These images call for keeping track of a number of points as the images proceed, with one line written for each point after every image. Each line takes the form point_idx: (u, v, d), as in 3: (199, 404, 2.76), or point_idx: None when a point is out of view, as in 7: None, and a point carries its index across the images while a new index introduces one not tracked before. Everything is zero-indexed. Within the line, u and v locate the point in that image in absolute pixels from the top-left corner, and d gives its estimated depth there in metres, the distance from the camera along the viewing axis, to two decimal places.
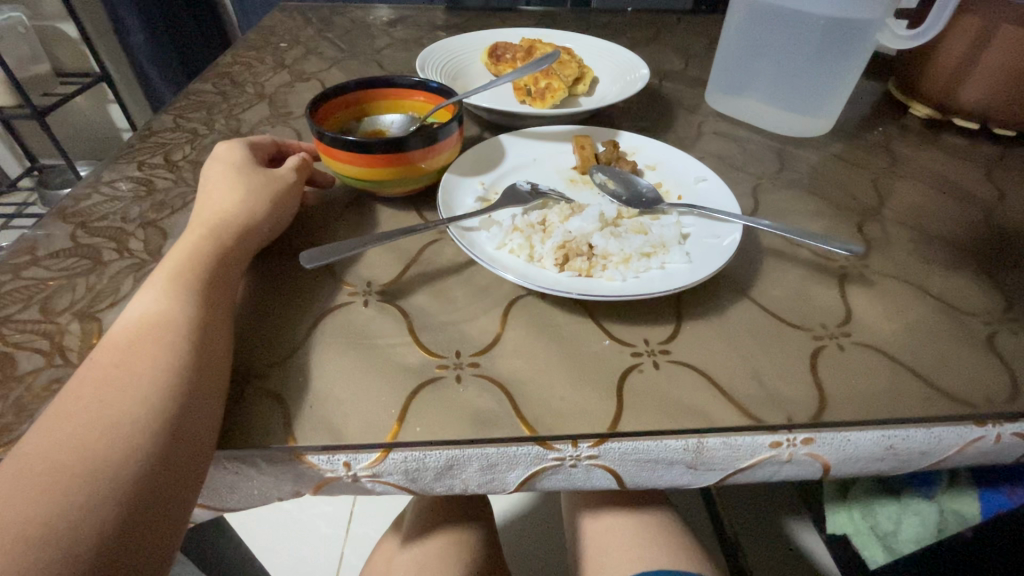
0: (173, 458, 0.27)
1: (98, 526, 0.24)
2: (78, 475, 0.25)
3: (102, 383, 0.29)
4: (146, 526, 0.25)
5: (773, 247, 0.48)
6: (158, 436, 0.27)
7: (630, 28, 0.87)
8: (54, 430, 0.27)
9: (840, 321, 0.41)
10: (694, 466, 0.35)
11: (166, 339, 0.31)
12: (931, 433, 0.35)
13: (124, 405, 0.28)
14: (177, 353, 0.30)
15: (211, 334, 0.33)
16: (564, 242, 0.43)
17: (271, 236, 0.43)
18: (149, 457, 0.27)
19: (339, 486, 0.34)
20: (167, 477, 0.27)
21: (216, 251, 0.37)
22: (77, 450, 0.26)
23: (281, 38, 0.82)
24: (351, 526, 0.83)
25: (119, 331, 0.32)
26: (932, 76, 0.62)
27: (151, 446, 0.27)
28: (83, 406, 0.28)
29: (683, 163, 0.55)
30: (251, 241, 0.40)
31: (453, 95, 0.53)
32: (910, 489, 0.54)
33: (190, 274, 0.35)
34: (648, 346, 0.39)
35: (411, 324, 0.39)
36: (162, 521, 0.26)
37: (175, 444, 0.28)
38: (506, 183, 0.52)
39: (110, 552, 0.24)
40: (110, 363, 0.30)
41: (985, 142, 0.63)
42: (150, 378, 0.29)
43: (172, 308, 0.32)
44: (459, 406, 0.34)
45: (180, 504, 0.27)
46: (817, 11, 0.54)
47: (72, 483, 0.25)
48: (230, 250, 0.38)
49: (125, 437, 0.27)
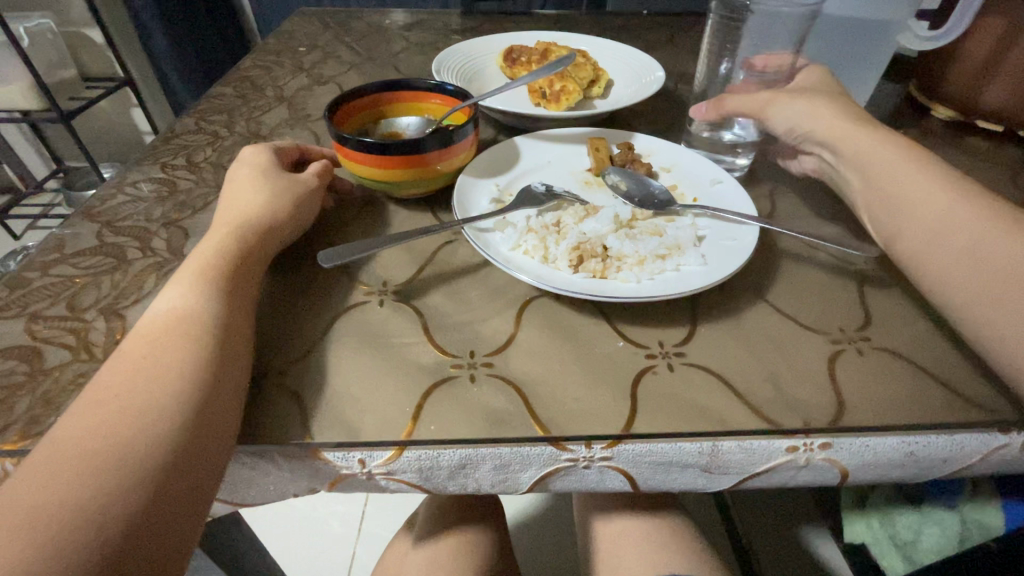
0: (199, 448, 0.28)
1: (127, 511, 0.25)
2: (107, 461, 0.26)
3: (132, 374, 0.30)
4: (170, 513, 0.26)
5: (791, 250, 0.47)
6: (185, 427, 0.28)
7: (646, 31, 0.87)
8: (86, 420, 0.28)
9: (860, 325, 0.40)
10: (709, 469, 0.35)
11: (192, 334, 0.32)
12: (953, 439, 0.34)
13: (151, 396, 0.28)
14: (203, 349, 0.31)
15: (235, 330, 0.34)
16: (579, 243, 0.43)
17: (292, 237, 0.43)
18: (176, 447, 0.27)
19: (354, 483, 0.35)
20: (190, 464, 0.27)
21: (238, 249, 0.38)
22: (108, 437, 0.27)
23: (300, 42, 0.84)
24: (364, 526, 0.84)
25: (147, 325, 0.33)
26: (956, 77, 0.61)
27: (176, 436, 0.28)
28: (114, 396, 0.29)
29: (699, 165, 0.54)
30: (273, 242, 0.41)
31: (469, 98, 0.53)
32: (929, 498, 0.54)
33: (215, 270, 0.36)
34: (663, 348, 0.38)
35: (426, 324, 0.40)
36: (186, 510, 0.27)
37: (200, 434, 0.28)
38: (521, 184, 0.52)
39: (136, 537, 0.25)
40: (139, 356, 0.31)
41: (1010, 144, 0.62)
42: (176, 371, 0.30)
43: (198, 302, 0.33)
44: (473, 406, 0.34)
45: (204, 494, 0.28)
46: (785, 3, 0.53)
47: (102, 470, 0.25)
48: (252, 248, 0.39)
49: (153, 425, 0.27)
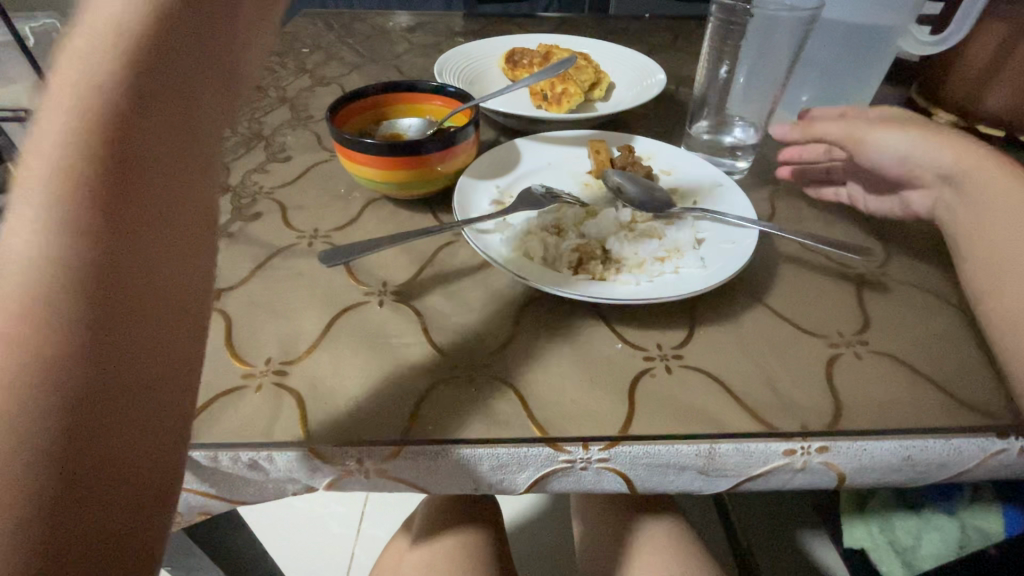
0: (159, 384, 0.21)
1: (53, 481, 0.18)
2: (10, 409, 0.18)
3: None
4: (124, 480, 0.19)
5: (790, 253, 0.47)
6: (122, 341, 0.20)
7: (648, 34, 0.87)
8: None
9: (858, 329, 0.40)
10: (706, 472, 0.35)
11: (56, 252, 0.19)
12: (950, 444, 0.34)
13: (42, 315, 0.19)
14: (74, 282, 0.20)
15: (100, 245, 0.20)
16: (578, 245, 0.43)
17: (236, 63, 0.26)
18: (115, 380, 0.20)
19: (352, 483, 0.35)
20: (104, 427, 0.19)
21: (89, 75, 0.21)
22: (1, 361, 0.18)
23: (304, 43, 0.84)
24: (362, 526, 0.84)
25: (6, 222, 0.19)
26: (956, 82, 0.61)
27: (90, 383, 0.19)
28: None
29: (699, 168, 0.54)
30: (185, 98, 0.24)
31: (470, 100, 0.54)
32: (929, 504, 0.54)
33: (94, 110, 0.21)
34: (661, 351, 0.38)
35: (426, 325, 0.40)
36: (141, 473, 0.20)
37: (131, 380, 0.20)
38: (521, 186, 0.52)
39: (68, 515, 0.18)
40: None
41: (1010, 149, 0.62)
42: (60, 280, 0.19)
43: (65, 169, 0.20)
44: (470, 407, 0.34)
45: (176, 452, 0.21)
46: (782, 8, 0.54)
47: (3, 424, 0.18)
48: (159, 23, 0.22)
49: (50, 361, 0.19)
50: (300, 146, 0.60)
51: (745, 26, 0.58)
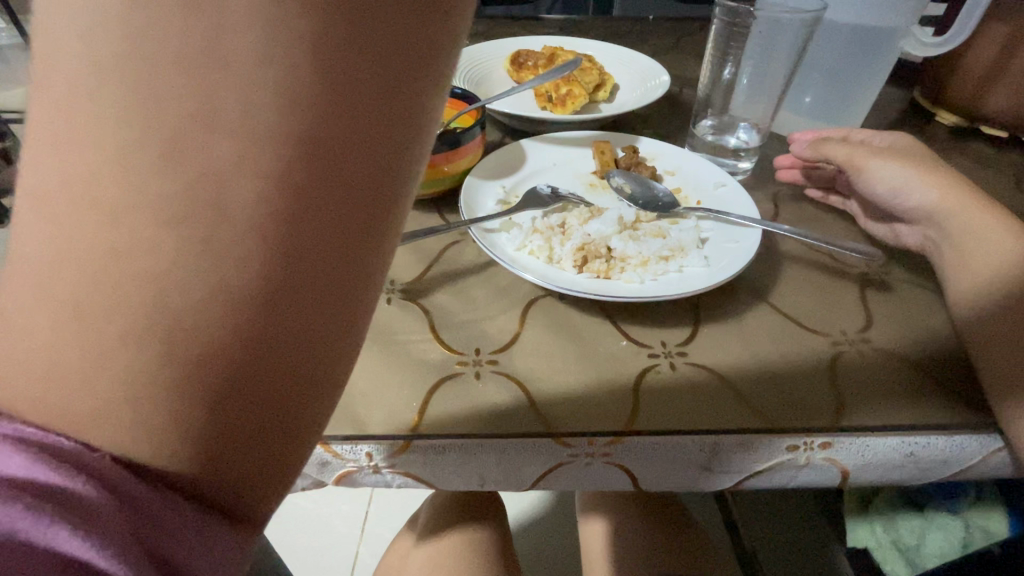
0: (315, 235, 0.15)
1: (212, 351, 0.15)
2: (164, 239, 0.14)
3: (72, 105, 0.13)
4: (284, 355, 0.16)
5: (794, 253, 0.48)
6: (273, 203, 0.14)
7: (651, 36, 0.88)
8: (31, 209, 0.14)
9: (861, 327, 0.41)
10: (711, 468, 0.35)
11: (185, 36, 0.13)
12: (953, 441, 0.34)
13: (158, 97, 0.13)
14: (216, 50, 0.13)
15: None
16: (583, 244, 0.44)
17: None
18: (256, 226, 0.14)
19: (360, 478, 0.36)
20: (259, 348, 0.15)
21: None
22: (118, 171, 0.13)
23: None
24: (367, 526, 0.84)
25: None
26: (959, 83, 0.62)
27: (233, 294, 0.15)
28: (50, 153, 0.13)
29: (702, 168, 0.55)
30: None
31: (476, 100, 0.55)
32: (935, 504, 0.54)
33: None
34: (665, 348, 0.39)
35: (433, 322, 0.40)
36: (301, 346, 0.16)
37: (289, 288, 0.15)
38: (527, 186, 0.53)
39: (229, 386, 0.15)
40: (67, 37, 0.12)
41: (1013, 149, 0.62)
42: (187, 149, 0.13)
43: None
44: (478, 402, 0.35)
45: (337, 317, 0.16)
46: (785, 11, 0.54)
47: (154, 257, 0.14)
48: None
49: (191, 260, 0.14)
50: None
51: (749, 27, 0.58)
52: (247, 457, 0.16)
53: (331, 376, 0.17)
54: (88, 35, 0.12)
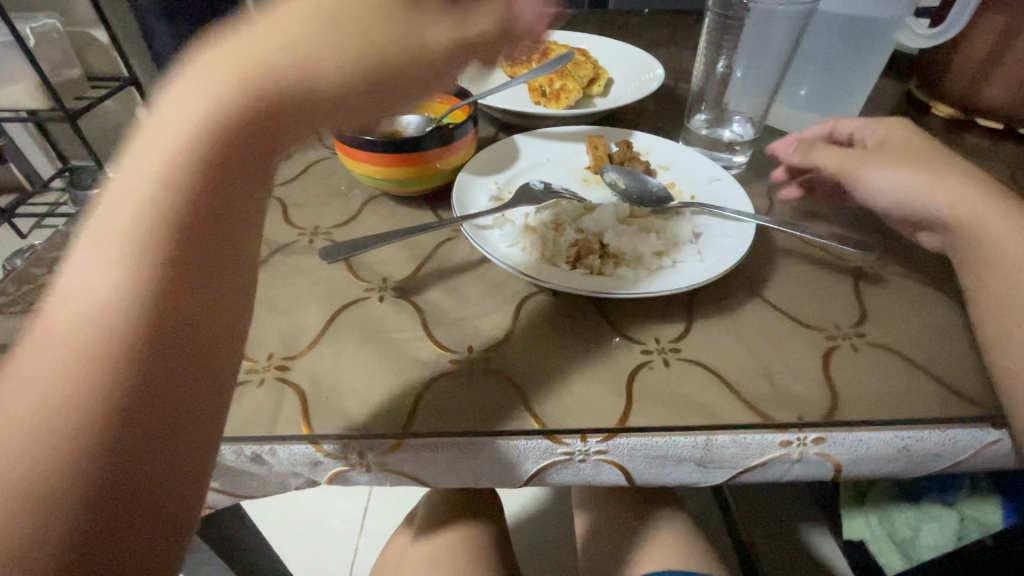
0: (155, 427, 0.23)
1: (120, 403, 0.22)
2: (129, 322, 0.23)
3: (75, 350, 0.23)
4: (157, 400, 0.23)
5: (788, 247, 0.48)
6: (139, 416, 0.22)
7: (646, 29, 0.87)
8: (43, 325, 0.23)
9: (855, 322, 0.41)
10: (704, 464, 0.35)
11: (165, 207, 0.24)
12: (946, 435, 0.34)
13: (140, 239, 0.23)
14: (185, 212, 0.24)
15: (228, 169, 0.25)
16: (576, 240, 0.44)
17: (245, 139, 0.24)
18: (151, 430, 0.22)
19: (353, 476, 0.35)
20: (113, 519, 0.21)
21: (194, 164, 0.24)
22: (72, 408, 0.22)
23: None
24: (366, 522, 0.85)
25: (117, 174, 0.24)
26: (955, 75, 0.62)
27: (76, 480, 0.21)
28: (70, 289, 0.23)
29: (697, 162, 0.54)
30: (318, 28, 0.24)
31: (468, 95, 0.54)
32: (929, 496, 0.54)
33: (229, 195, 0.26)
34: (659, 344, 0.39)
35: (425, 320, 0.40)
36: (153, 509, 0.22)
37: (175, 449, 0.23)
38: (520, 182, 0.52)
39: (132, 429, 0.22)
40: (110, 216, 0.23)
41: (1009, 141, 0.62)
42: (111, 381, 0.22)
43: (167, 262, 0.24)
44: (470, 400, 0.35)
45: (169, 496, 0.23)
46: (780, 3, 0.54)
47: (102, 336, 0.22)
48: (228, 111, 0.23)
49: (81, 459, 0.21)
50: None
51: (744, 20, 0.57)
52: (146, 489, 0.22)
53: (185, 520, 0.23)
54: (89, 297, 0.23)
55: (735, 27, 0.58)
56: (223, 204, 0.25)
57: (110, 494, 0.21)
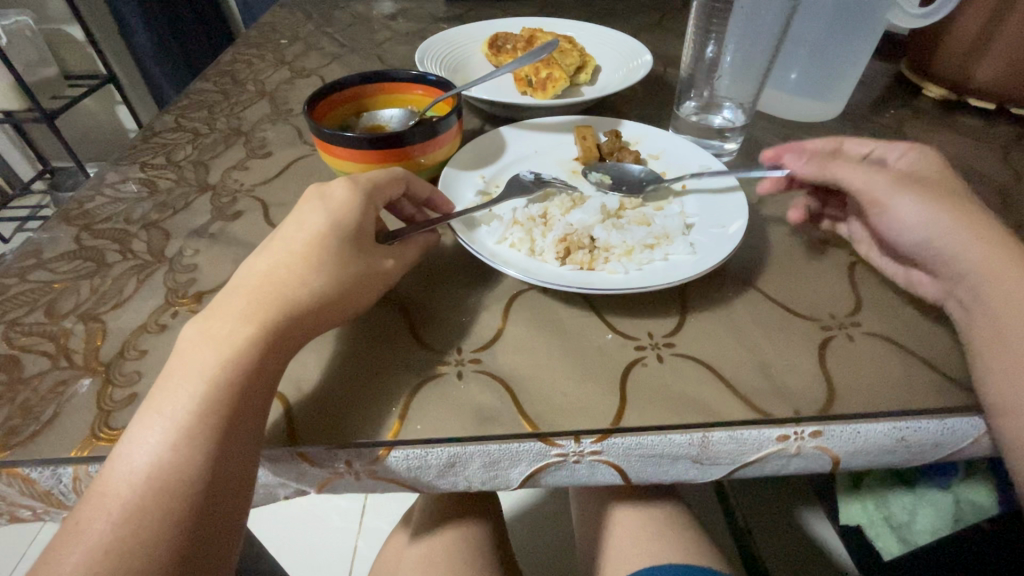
0: (200, 530, 0.28)
1: (176, 521, 0.27)
2: (183, 460, 0.28)
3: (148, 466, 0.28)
4: (214, 507, 0.28)
5: (781, 236, 0.47)
6: (191, 521, 0.27)
7: (633, 14, 0.85)
8: (117, 465, 0.29)
9: (850, 310, 0.40)
10: (700, 461, 0.35)
11: (220, 364, 0.30)
12: (944, 424, 0.34)
13: (196, 398, 0.30)
14: (236, 367, 0.31)
15: (275, 332, 0.32)
16: (565, 235, 0.43)
17: (323, 283, 0.34)
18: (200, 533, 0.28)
19: (342, 484, 0.35)
20: None
21: (265, 296, 0.33)
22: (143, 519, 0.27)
23: (282, 34, 0.82)
24: (364, 521, 0.84)
25: (188, 338, 0.32)
26: (946, 54, 0.61)
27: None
28: (143, 433, 0.29)
29: (687, 151, 0.53)
30: (317, 255, 0.34)
31: (451, 87, 0.52)
32: (922, 479, 0.54)
33: (264, 316, 0.32)
34: (652, 339, 0.38)
35: (413, 320, 0.39)
36: None
37: (207, 552, 0.28)
38: (507, 175, 0.51)
39: (193, 530, 0.27)
40: (178, 378, 0.30)
41: (1000, 121, 0.62)
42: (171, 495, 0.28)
43: (213, 392, 0.30)
44: (460, 403, 0.34)
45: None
46: None
47: (163, 470, 0.28)
48: (262, 339, 0.32)
49: (140, 558, 0.26)
50: (280, 141, 0.59)
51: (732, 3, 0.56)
52: None
53: None
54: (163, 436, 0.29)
55: (723, 11, 0.57)
56: (247, 364, 0.31)
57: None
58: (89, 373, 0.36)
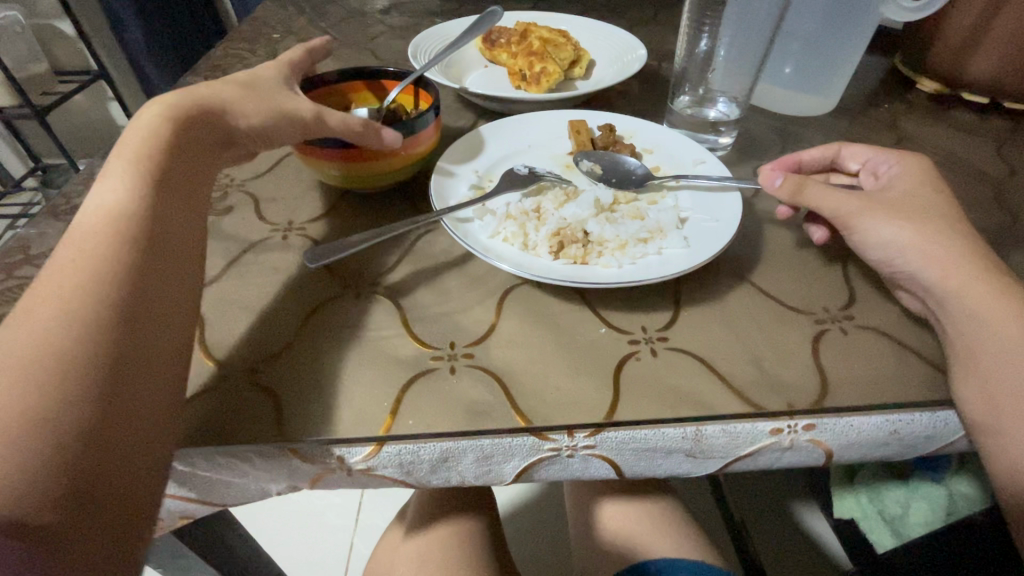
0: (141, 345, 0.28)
1: (110, 330, 0.27)
2: (113, 272, 0.29)
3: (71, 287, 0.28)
4: (150, 321, 0.29)
5: (775, 230, 0.47)
6: (133, 331, 0.28)
7: (629, 8, 0.85)
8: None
9: (844, 304, 0.40)
10: (694, 454, 0.35)
11: (81, 302, 0.27)
12: (934, 416, 0.34)
13: (121, 254, 0.30)
14: (132, 269, 0.29)
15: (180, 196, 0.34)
16: (559, 229, 0.42)
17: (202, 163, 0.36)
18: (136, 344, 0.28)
19: (335, 479, 0.34)
20: (118, 414, 0.25)
21: (171, 169, 0.34)
22: (74, 326, 0.27)
23: (274, 28, 0.81)
24: (360, 517, 0.84)
25: (59, 263, 0.29)
26: (941, 47, 0.61)
27: (80, 384, 0.25)
28: (33, 327, 0.26)
29: (682, 144, 0.53)
30: (194, 143, 0.36)
31: (430, 85, 0.52)
32: (917, 473, 0.55)
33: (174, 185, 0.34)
34: (646, 334, 0.38)
35: (405, 315, 0.39)
36: (133, 409, 0.26)
37: (141, 361, 0.27)
38: (501, 169, 0.51)
39: (100, 427, 0.25)
40: (56, 288, 0.28)
41: (993, 115, 0.62)
42: (103, 305, 0.27)
43: (138, 224, 0.31)
44: (454, 398, 0.34)
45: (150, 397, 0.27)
46: None
47: (89, 285, 0.28)
48: (166, 198, 0.33)
49: (75, 364, 0.25)
50: None
51: None
52: (138, 400, 0.27)
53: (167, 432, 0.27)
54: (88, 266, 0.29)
55: (717, 4, 0.57)
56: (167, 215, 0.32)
57: (104, 417, 0.25)
58: None
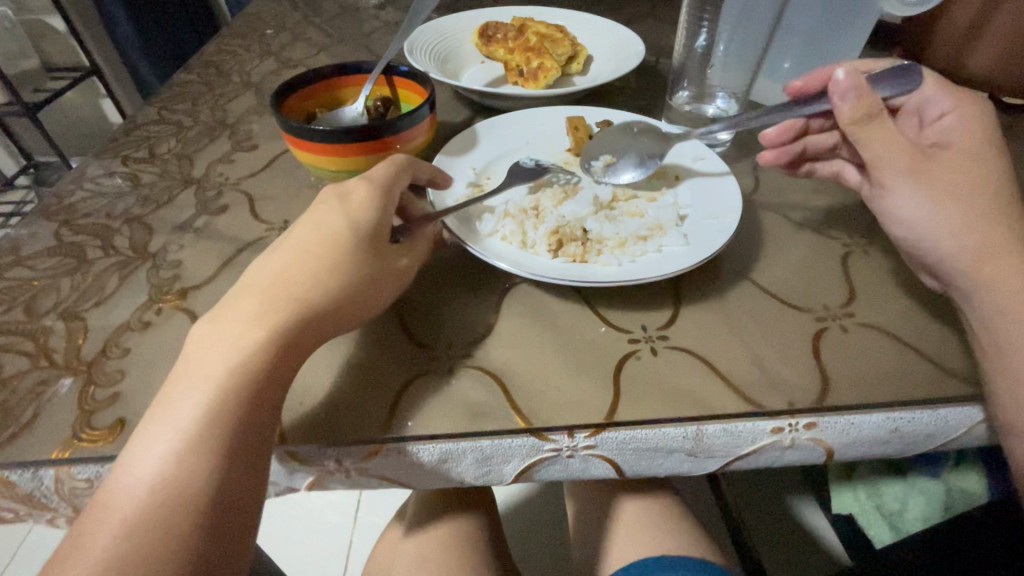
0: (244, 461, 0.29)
1: (220, 444, 0.28)
2: (230, 378, 0.30)
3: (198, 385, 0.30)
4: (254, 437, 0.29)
5: (774, 227, 0.46)
6: (238, 446, 0.29)
7: (627, 3, 0.84)
8: (126, 474, 0.28)
9: (844, 302, 0.40)
10: (694, 454, 0.34)
11: (189, 452, 0.28)
12: (938, 414, 0.34)
13: (240, 357, 0.30)
14: (252, 379, 0.30)
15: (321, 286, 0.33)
16: (557, 227, 0.42)
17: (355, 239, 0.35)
18: (238, 461, 0.29)
19: (332, 481, 0.34)
20: (220, 528, 0.28)
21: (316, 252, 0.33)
22: (194, 436, 0.28)
23: (268, 24, 0.80)
24: (359, 515, 0.84)
25: (199, 340, 0.31)
26: (940, 42, 0.60)
27: (195, 495, 0.28)
28: (168, 418, 0.29)
29: (681, 141, 0.53)
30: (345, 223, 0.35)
31: (422, 78, 0.50)
32: (915, 469, 0.55)
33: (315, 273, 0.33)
34: (646, 332, 0.38)
35: (402, 315, 0.38)
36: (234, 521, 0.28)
37: (240, 479, 0.28)
38: (498, 167, 0.50)
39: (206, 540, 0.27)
40: (195, 377, 0.30)
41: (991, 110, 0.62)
42: (220, 418, 0.29)
43: (265, 324, 0.31)
44: (453, 399, 0.33)
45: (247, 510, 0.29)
46: None
47: (215, 389, 0.29)
48: (304, 293, 0.32)
49: (191, 479, 0.28)
50: (266, 134, 0.58)
51: None
52: (238, 514, 0.28)
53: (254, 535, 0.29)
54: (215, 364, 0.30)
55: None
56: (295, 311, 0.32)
57: (209, 529, 0.27)
58: (70, 372, 0.35)
